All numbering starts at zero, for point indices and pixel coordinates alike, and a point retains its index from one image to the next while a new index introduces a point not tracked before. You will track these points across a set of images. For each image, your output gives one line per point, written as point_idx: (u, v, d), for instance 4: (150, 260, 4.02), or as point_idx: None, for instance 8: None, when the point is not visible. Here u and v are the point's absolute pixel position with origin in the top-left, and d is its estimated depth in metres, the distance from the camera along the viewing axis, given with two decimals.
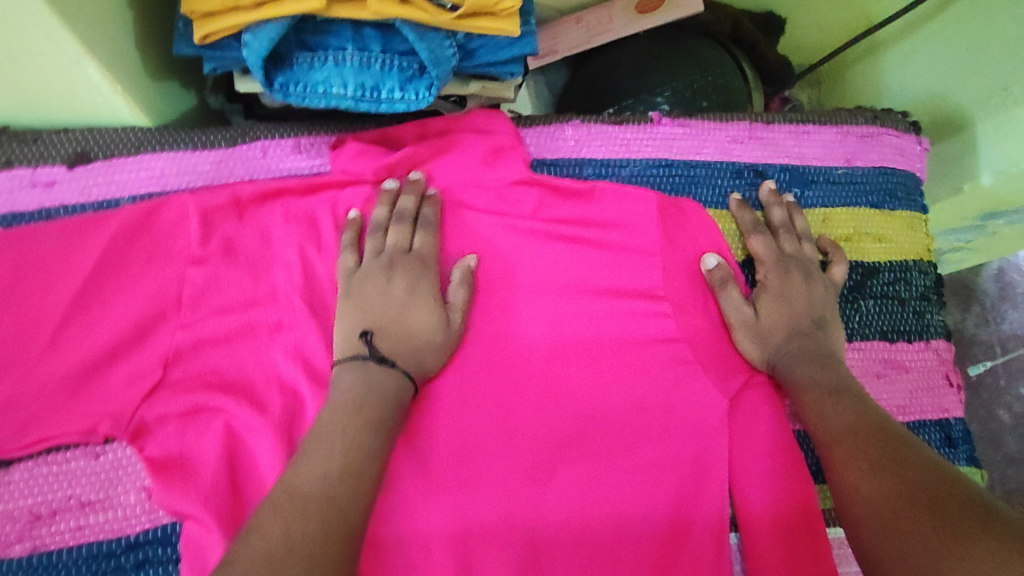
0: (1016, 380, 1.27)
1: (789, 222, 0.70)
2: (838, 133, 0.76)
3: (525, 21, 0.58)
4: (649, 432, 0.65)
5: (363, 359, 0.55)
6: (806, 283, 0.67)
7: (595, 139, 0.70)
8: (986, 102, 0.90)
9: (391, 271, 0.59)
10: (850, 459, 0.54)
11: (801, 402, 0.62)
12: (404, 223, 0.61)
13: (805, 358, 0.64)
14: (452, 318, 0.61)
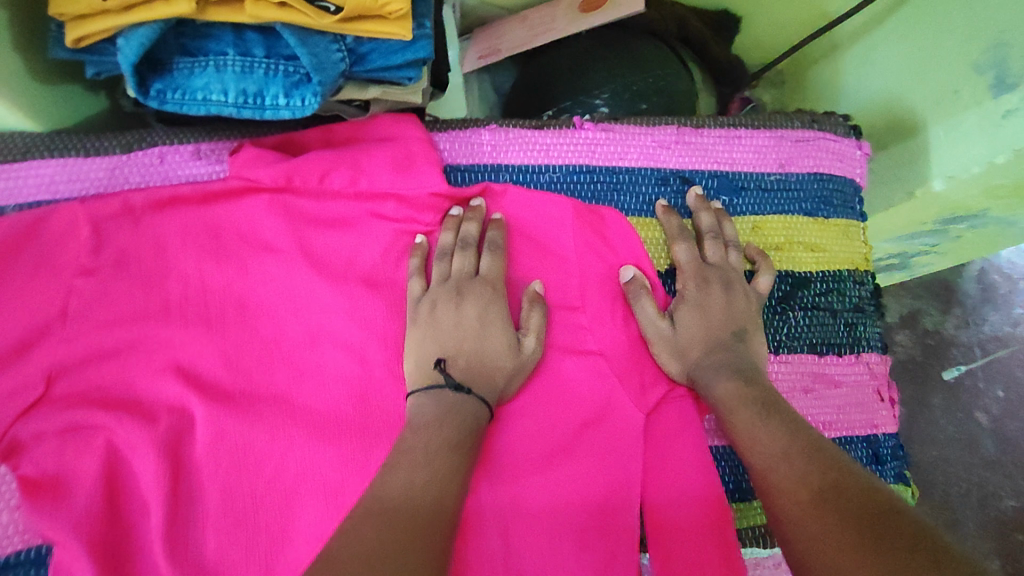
0: (994, 384, 1.27)
1: (716, 228, 0.67)
2: (772, 137, 0.73)
3: (420, 23, 0.56)
4: (563, 450, 0.62)
5: (439, 387, 0.57)
6: (727, 294, 0.65)
7: (513, 144, 0.68)
8: (938, 104, 0.88)
9: (460, 294, 0.59)
10: (786, 488, 0.49)
11: (721, 414, 0.59)
12: (472, 249, 0.61)
13: (723, 370, 0.61)
14: (525, 343, 0.60)
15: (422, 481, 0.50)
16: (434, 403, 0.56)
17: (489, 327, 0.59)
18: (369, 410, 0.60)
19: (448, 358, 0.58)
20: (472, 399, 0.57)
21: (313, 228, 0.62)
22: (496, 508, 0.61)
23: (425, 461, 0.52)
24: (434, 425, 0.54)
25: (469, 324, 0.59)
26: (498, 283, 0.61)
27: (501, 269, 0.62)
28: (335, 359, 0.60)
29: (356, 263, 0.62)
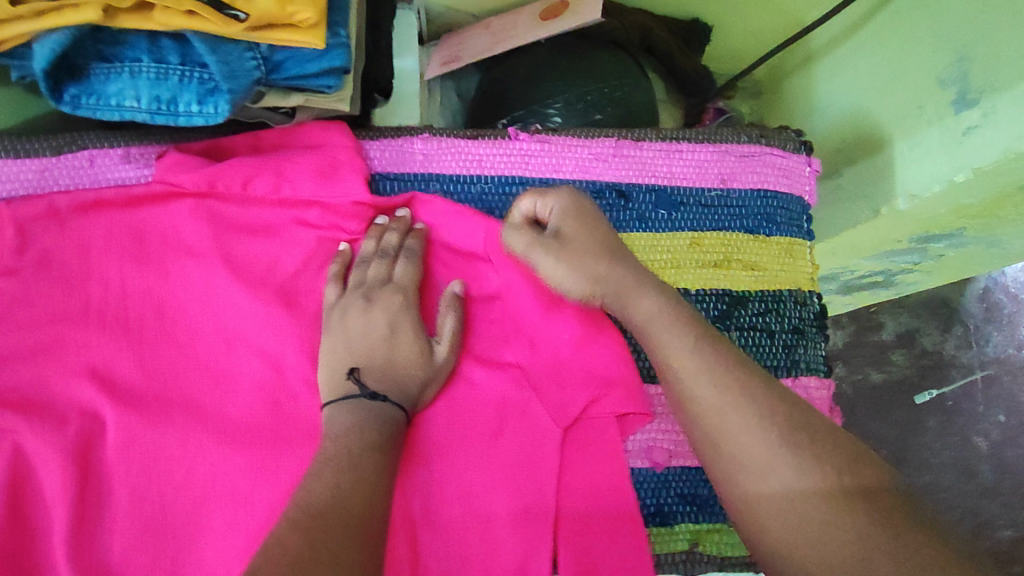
0: (994, 409, 1.36)
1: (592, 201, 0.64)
2: (714, 151, 0.71)
3: (336, 31, 0.55)
4: (479, 466, 0.62)
5: (355, 398, 0.56)
6: (590, 210, 0.61)
7: (445, 154, 0.67)
8: (902, 120, 0.86)
9: (370, 301, 0.59)
10: (747, 430, 0.49)
11: (647, 337, 0.55)
12: (389, 258, 0.61)
13: (634, 283, 0.57)
14: (438, 351, 0.60)
15: (349, 488, 0.51)
16: (350, 411, 0.56)
17: (398, 335, 0.59)
18: (281, 418, 0.60)
19: (361, 367, 0.58)
20: (390, 405, 0.57)
21: (236, 234, 0.63)
22: (409, 525, 0.60)
23: (351, 464, 0.52)
24: (355, 432, 0.54)
25: (378, 330, 0.59)
26: (412, 291, 0.60)
27: (417, 277, 0.61)
28: (250, 364, 0.61)
29: (277, 269, 0.63)
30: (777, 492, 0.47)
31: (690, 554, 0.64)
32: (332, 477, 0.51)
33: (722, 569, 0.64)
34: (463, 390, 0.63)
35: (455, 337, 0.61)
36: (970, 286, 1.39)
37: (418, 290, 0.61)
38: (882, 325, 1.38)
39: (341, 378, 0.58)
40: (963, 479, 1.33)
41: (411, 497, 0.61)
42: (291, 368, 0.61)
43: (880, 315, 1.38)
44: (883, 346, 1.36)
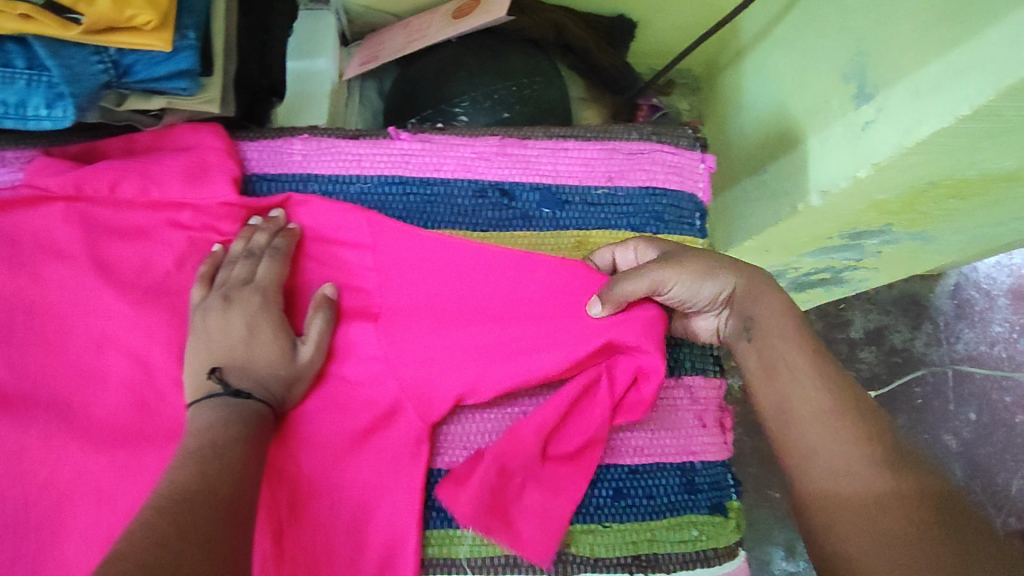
0: (965, 407, 1.32)
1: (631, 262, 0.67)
2: (602, 149, 0.70)
3: (185, 34, 0.56)
4: (346, 466, 0.61)
5: (213, 398, 0.57)
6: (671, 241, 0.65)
7: (324, 154, 0.68)
8: (813, 115, 0.84)
9: (228, 301, 0.59)
10: (838, 451, 0.54)
11: (771, 337, 0.59)
12: (253, 258, 0.61)
13: (759, 283, 0.60)
14: (302, 351, 0.61)
15: (208, 478, 0.50)
16: (207, 408, 0.56)
17: (258, 335, 0.59)
18: (146, 419, 0.60)
19: (223, 367, 0.58)
20: (254, 401, 0.58)
21: (107, 236, 0.63)
22: (274, 522, 0.59)
23: (202, 462, 0.51)
24: (218, 427, 0.54)
25: (237, 331, 0.59)
26: (273, 292, 0.61)
27: (280, 277, 0.62)
28: (117, 365, 0.61)
29: (148, 270, 0.63)
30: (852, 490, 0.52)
31: (560, 555, 0.62)
32: (191, 468, 0.51)
33: (595, 571, 0.62)
34: (337, 387, 0.64)
35: (320, 337, 0.61)
36: (941, 283, 1.38)
37: (280, 289, 0.61)
38: (849, 323, 1.36)
39: (202, 378, 0.58)
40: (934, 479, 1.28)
41: (279, 496, 0.60)
42: (159, 369, 0.61)
43: (848, 312, 1.36)
44: (851, 344, 1.35)
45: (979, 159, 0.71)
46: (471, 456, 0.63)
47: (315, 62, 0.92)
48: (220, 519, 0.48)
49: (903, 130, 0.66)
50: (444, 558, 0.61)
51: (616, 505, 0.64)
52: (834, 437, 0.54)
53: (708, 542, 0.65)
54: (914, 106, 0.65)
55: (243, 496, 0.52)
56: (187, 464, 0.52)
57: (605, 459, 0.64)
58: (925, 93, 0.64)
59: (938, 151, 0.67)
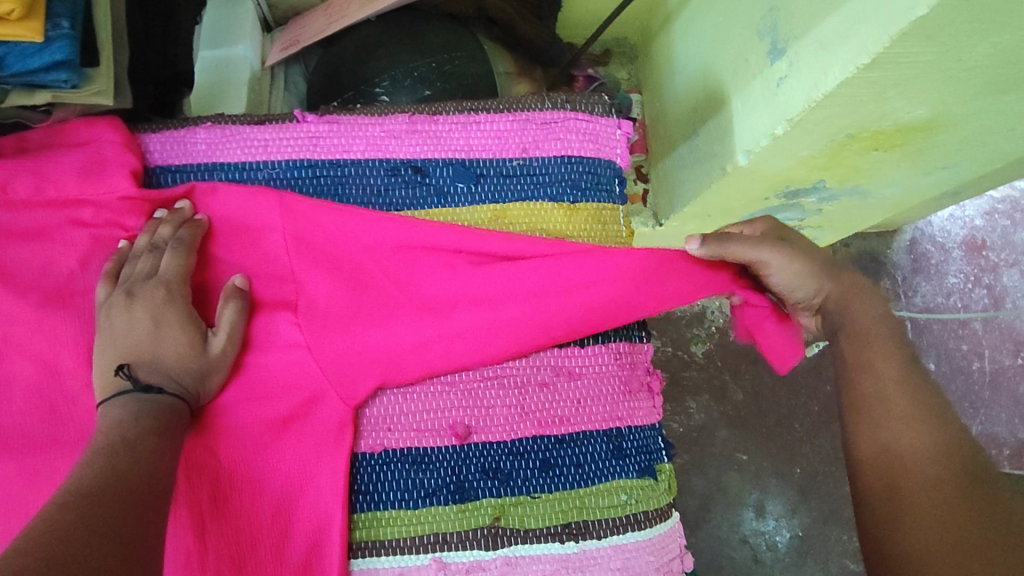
0: (924, 357, 1.34)
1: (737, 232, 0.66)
2: (513, 121, 0.69)
3: (57, 23, 0.54)
4: (269, 455, 0.61)
5: (122, 395, 0.55)
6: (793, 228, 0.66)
7: (229, 141, 0.66)
8: (735, 75, 0.84)
9: (133, 296, 0.58)
10: (900, 437, 0.55)
11: (861, 342, 0.60)
12: (158, 251, 0.60)
13: (855, 293, 0.62)
14: (214, 342, 0.60)
15: (115, 472, 0.49)
16: (115, 406, 0.55)
17: (165, 329, 0.58)
18: (60, 422, 0.59)
19: (132, 363, 0.57)
20: (167, 396, 0.56)
21: (5, 239, 0.61)
22: (195, 518, 0.58)
23: (109, 457, 0.50)
24: (127, 422, 0.53)
25: (141, 326, 0.57)
26: (179, 284, 0.60)
27: (185, 268, 0.60)
28: (24, 371, 0.59)
29: (51, 271, 0.61)
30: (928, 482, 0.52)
31: (490, 528, 0.62)
32: (99, 463, 0.50)
33: (526, 542, 0.62)
34: (254, 377, 0.62)
35: (233, 327, 0.60)
36: (896, 239, 1.39)
37: (185, 281, 0.60)
38: None
39: (111, 376, 0.57)
40: None
41: (198, 490, 0.59)
42: (69, 371, 0.60)
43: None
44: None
45: (889, 109, 0.71)
46: (396, 437, 0.63)
47: (233, 50, 0.90)
48: (131, 511, 0.47)
49: (813, 82, 0.66)
50: (372, 540, 0.61)
51: (543, 476, 0.64)
52: (909, 432, 0.55)
53: (639, 505, 0.65)
54: (819, 59, 0.65)
55: (156, 487, 0.50)
56: (95, 458, 0.50)
57: (531, 431, 0.65)
58: (827, 44, 0.64)
59: (847, 102, 0.67)
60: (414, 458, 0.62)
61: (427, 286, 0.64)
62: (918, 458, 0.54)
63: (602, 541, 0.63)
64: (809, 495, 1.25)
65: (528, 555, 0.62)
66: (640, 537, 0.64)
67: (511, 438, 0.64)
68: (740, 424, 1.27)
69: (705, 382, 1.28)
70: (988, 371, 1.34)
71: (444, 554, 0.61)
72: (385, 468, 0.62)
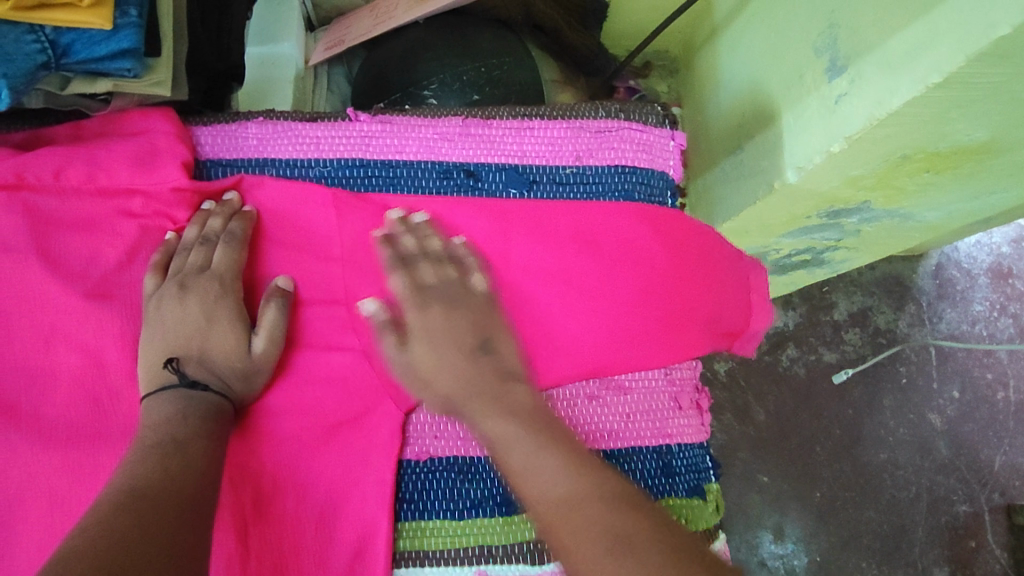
0: (948, 385, 1.32)
1: (419, 246, 0.60)
2: (567, 128, 0.68)
3: (125, 10, 0.53)
4: (314, 459, 0.59)
5: (171, 389, 0.55)
6: (450, 305, 0.58)
7: (280, 137, 0.65)
8: (787, 90, 0.83)
9: (184, 289, 0.57)
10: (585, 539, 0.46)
11: (496, 442, 0.53)
12: (208, 244, 0.59)
13: (485, 400, 0.55)
14: (258, 343, 0.58)
15: (172, 473, 0.50)
16: (164, 402, 0.55)
17: (216, 324, 0.58)
18: (103, 414, 0.58)
19: (181, 357, 0.56)
20: (212, 394, 0.56)
21: (54, 227, 0.60)
22: (238, 521, 0.57)
23: (161, 459, 0.51)
24: (176, 419, 0.53)
25: (194, 319, 0.57)
26: (231, 279, 0.59)
27: (237, 264, 0.60)
28: (69, 362, 0.58)
29: (98, 262, 0.60)
30: (593, 520, 0.47)
31: (538, 543, 0.60)
32: (151, 466, 0.50)
33: None
34: (300, 377, 0.61)
35: (274, 329, 0.59)
36: (922, 263, 1.38)
37: (237, 276, 0.60)
38: (834, 306, 1.36)
39: (160, 368, 0.56)
40: (916, 459, 1.29)
41: (241, 494, 0.58)
42: (115, 364, 0.58)
43: (833, 294, 1.37)
44: (836, 327, 1.35)
45: (949, 132, 0.70)
46: (441, 445, 0.61)
47: (279, 46, 0.89)
48: (182, 517, 0.47)
49: (874, 100, 0.65)
50: (416, 550, 0.59)
51: None
52: (550, 483, 0.50)
53: (688, 525, 0.63)
54: (884, 76, 0.64)
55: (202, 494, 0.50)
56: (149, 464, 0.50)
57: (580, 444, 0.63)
58: (894, 62, 0.63)
59: (909, 122, 0.66)
60: (459, 468, 0.61)
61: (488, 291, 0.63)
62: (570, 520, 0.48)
63: None
64: (829, 520, 1.26)
65: None
66: None
67: None
68: (763, 445, 1.28)
69: (728, 401, 1.31)
70: (1013, 402, 1.31)
71: (488, 568, 0.59)
72: (431, 476, 0.60)
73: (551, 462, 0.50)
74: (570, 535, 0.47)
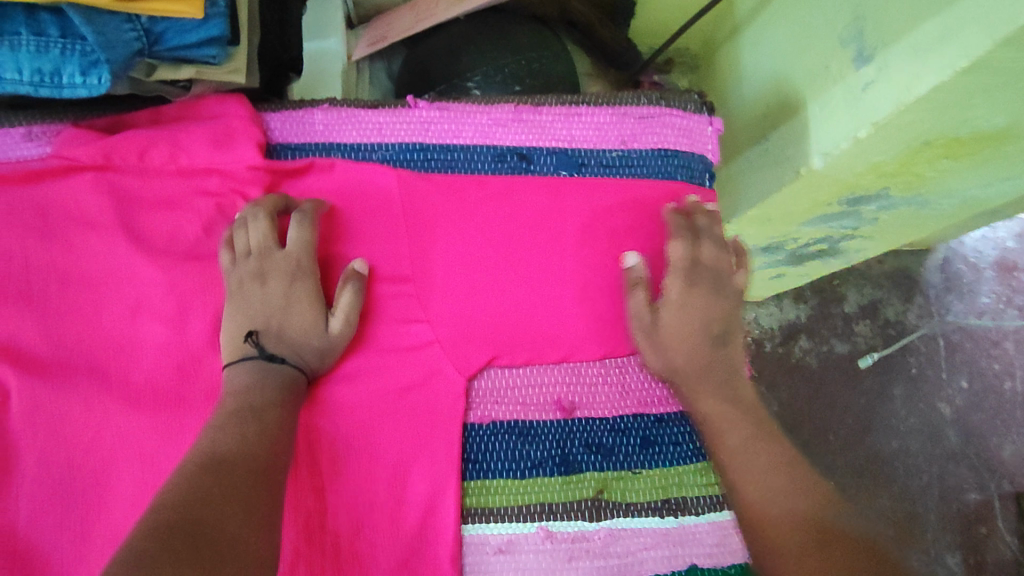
0: (957, 375, 1.36)
1: (710, 231, 0.66)
2: (612, 114, 0.72)
3: (214, 1, 0.57)
4: (385, 423, 0.63)
5: (251, 362, 0.59)
6: (713, 291, 0.65)
7: (345, 123, 0.69)
8: (813, 82, 0.87)
9: (263, 271, 0.61)
10: (767, 498, 0.58)
11: (712, 421, 0.63)
12: (266, 220, 0.62)
13: (709, 382, 0.64)
14: (333, 324, 0.62)
15: (253, 437, 0.54)
16: (245, 375, 0.59)
17: (294, 305, 0.61)
18: (188, 378, 0.61)
19: (259, 332, 0.60)
20: (289, 366, 0.60)
21: (138, 206, 0.63)
22: (316, 479, 0.61)
23: (243, 429, 0.54)
24: (255, 388, 0.57)
25: (275, 299, 0.61)
26: (304, 258, 0.62)
27: (302, 238, 0.62)
28: (153, 331, 0.61)
29: (178, 238, 0.64)
30: (781, 488, 0.58)
31: (594, 500, 0.64)
32: (236, 431, 0.54)
33: (628, 515, 0.64)
34: (370, 346, 0.65)
35: (350, 310, 0.62)
36: (930, 258, 1.42)
37: (312, 257, 0.62)
38: (843, 298, 1.40)
39: (239, 342, 0.60)
40: (926, 447, 1.33)
41: (317, 453, 0.62)
42: (197, 332, 0.62)
43: (842, 287, 1.40)
44: (846, 318, 1.39)
45: (969, 117, 0.74)
46: (502, 409, 0.65)
47: (325, 42, 0.92)
48: (258, 482, 0.51)
49: (904, 86, 0.69)
50: (483, 507, 0.62)
51: (644, 452, 0.66)
52: (755, 457, 0.60)
53: None
54: (913, 64, 0.68)
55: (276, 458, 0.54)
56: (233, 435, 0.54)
57: (631, 409, 0.67)
58: (923, 50, 0.67)
59: (936, 107, 0.70)
60: (519, 430, 0.65)
61: (546, 264, 0.67)
62: (763, 484, 0.59)
63: (700, 518, 0.64)
64: None
65: (629, 528, 0.63)
66: None
67: (612, 415, 0.67)
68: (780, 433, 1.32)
69: None
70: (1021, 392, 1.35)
71: (550, 524, 0.63)
72: (493, 438, 0.64)
73: (762, 447, 0.61)
74: (756, 491, 0.59)
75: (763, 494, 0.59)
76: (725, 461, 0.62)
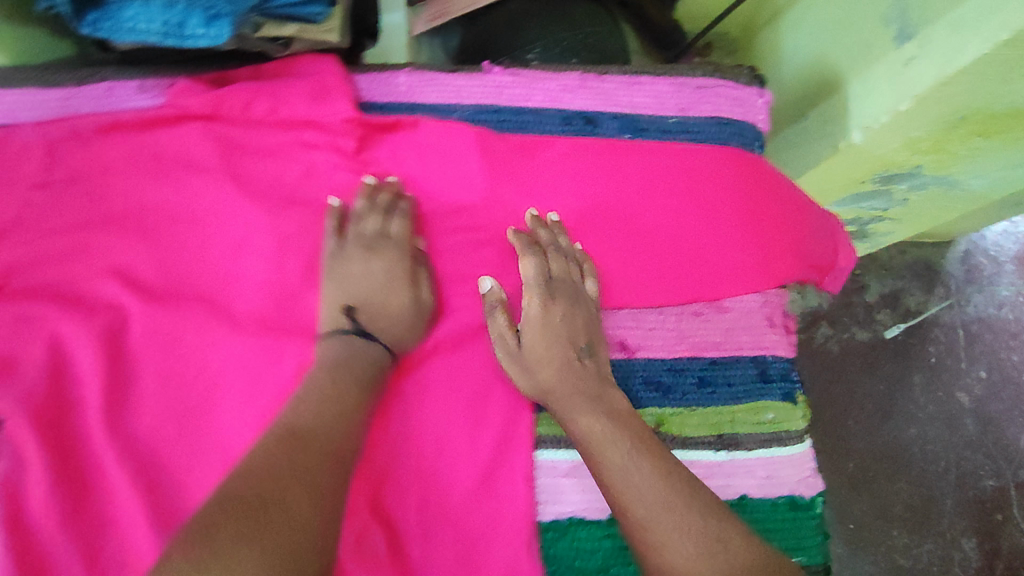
0: (976, 364, 1.40)
1: (556, 244, 0.69)
2: (672, 84, 0.78)
3: None
4: (462, 359, 0.68)
5: (346, 334, 0.64)
6: (571, 304, 0.68)
7: (426, 85, 0.75)
8: (854, 62, 0.93)
9: (368, 251, 0.67)
10: (665, 529, 0.55)
11: (591, 442, 0.62)
12: (380, 212, 0.68)
13: (580, 400, 0.64)
14: (424, 302, 0.68)
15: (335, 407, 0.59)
16: (345, 346, 0.64)
17: (392, 288, 0.67)
18: (287, 310, 0.68)
19: (356, 307, 0.66)
20: (383, 347, 0.65)
21: (241, 153, 0.69)
22: (402, 405, 0.67)
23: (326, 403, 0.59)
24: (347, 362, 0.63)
25: (374, 282, 0.67)
26: (406, 245, 0.68)
27: (408, 231, 0.69)
28: (255, 267, 0.68)
29: (278, 183, 0.70)
30: (676, 512, 0.55)
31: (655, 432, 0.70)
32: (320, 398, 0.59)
33: (685, 447, 0.70)
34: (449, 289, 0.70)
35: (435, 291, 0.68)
36: (951, 249, 1.47)
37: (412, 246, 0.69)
38: (865, 287, 1.43)
39: (337, 316, 0.65)
40: (944, 434, 1.37)
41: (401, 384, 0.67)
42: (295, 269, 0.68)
43: (864, 276, 1.44)
44: (867, 308, 1.42)
45: (1006, 92, 0.79)
46: None
47: (389, 16, 0.99)
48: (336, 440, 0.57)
49: (945, 59, 0.74)
50: (553, 436, 0.68)
51: (700, 391, 0.72)
52: (637, 479, 0.58)
53: (782, 425, 0.73)
54: (954, 38, 0.74)
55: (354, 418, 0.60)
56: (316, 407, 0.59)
57: (687, 353, 0.72)
58: (963, 25, 0.72)
59: (976, 79, 0.75)
60: None
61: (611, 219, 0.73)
62: (654, 508, 0.56)
63: (750, 453, 0.71)
64: (861, 487, 1.33)
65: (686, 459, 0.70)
66: (783, 452, 0.72)
67: (669, 357, 0.72)
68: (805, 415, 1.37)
69: None
70: None
71: None
72: None
73: (640, 465, 0.59)
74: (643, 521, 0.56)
75: (652, 523, 0.55)
76: (614, 493, 0.59)
